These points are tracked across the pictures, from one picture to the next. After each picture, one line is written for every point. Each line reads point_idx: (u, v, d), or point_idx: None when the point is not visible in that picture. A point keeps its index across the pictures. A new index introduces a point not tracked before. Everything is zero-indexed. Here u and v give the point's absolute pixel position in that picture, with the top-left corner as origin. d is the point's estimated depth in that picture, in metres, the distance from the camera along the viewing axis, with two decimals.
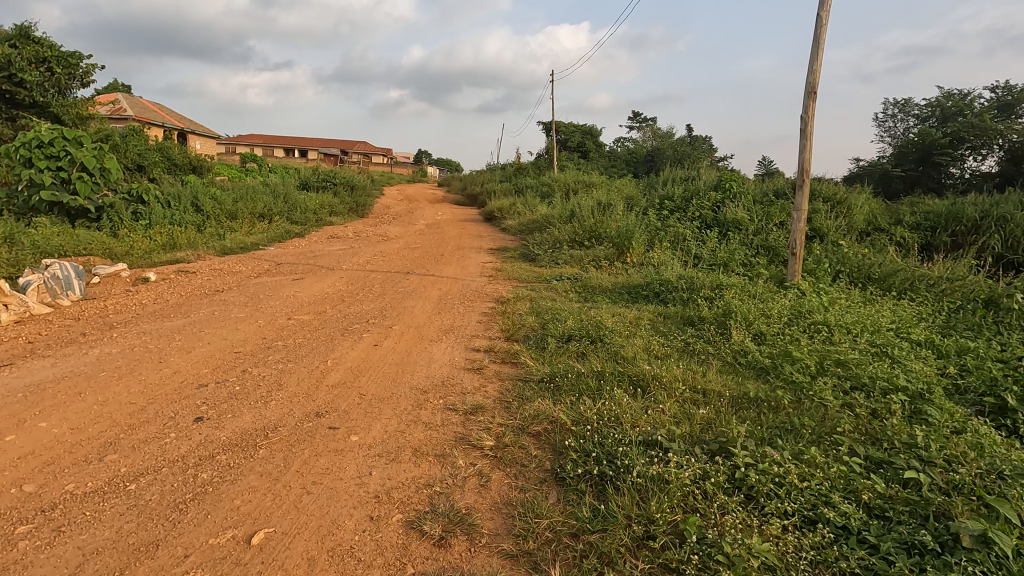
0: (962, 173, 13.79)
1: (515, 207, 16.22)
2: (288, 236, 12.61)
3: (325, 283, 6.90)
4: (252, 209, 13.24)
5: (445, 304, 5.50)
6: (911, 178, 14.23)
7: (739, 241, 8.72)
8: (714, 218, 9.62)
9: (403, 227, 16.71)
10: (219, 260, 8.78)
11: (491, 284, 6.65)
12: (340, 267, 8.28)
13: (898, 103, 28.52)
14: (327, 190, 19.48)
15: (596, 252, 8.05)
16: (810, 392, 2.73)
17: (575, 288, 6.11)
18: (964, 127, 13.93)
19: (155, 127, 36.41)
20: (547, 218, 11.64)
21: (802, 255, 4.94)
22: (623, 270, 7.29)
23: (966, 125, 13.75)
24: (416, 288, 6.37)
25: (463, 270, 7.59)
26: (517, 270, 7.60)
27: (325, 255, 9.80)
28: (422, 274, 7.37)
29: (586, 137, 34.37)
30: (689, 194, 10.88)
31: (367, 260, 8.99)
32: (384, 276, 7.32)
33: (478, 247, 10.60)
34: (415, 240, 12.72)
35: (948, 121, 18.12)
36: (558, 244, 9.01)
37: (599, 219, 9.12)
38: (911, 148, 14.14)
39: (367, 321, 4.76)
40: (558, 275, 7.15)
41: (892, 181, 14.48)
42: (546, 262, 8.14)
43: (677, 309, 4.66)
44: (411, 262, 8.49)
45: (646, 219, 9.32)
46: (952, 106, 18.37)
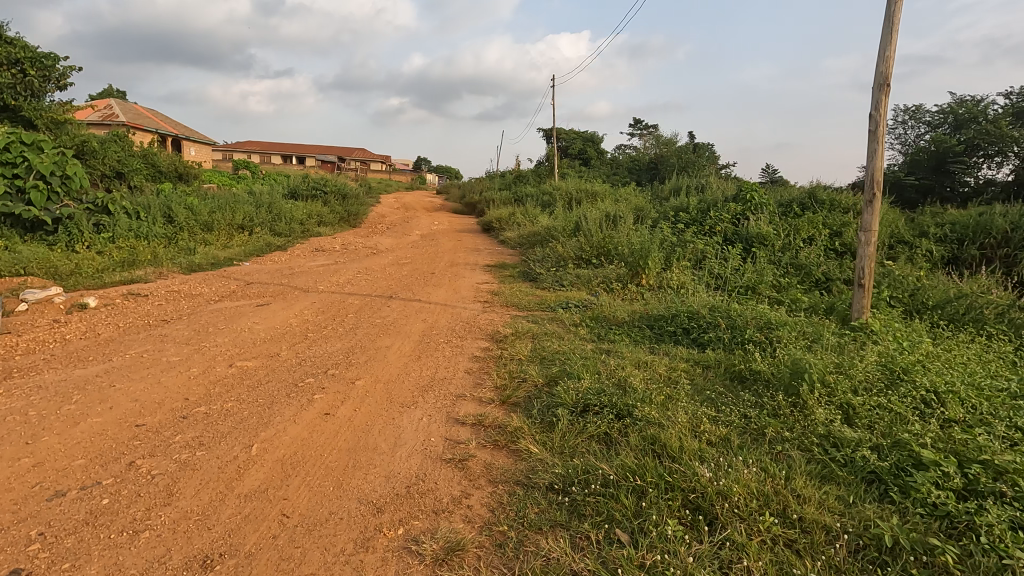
0: (976, 182, 12.75)
1: (514, 217, 15.28)
2: (268, 249, 11.67)
3: (292, 310, 5.92)
4: (232, 220, 12.33)
5: (428, 341, 4.53)
6: (924, 187, 13.15)
7: (766, 259, 7.76)
8: (734, 232, 8.67)
9: (396, 239, 15.75)
10: (182, 280, 7.82)
11: (486, 312, 5.68)
12: (315, 289, 7.31)
13: (908, 110, 27.77)
14: (317, 198, 18.56)
15: (606, 271, 7.10)
16: (974, 537, 1.74)
17: (585, 318, 5.14)
18: (979, 133, 12.97)
19: (147, 134, 35.60)
20: (549, 231, 10.69)
21: (870, 287, 3.96)
22: (639, 295, 6.32)
23: (981, 132, 12.81)
24: (398, 318, 5.41)
25: (454, 293, 6.63)
26: (517, 294, 6.64)
27: (304, 273, 8.84)
28: (408, 298, 6.42)
29: (587, 144, 33.52)
30: (706, 204, 9.92)
31: (349, 279, 8.02)
32: (363, 301, 6.37)
33: (473, 263, 9.64)
34: (406, 254, 11.75)
35: (962, 128, 17.32)
36: (562, 261, 8.05)
37: (608, 233, 8.18)
38: (923, 155, 13.16)
39: (328, 368, 3.77)
40: (564, 299, 6.21)
41: (904, 190, 13.56)
42: (550, 283, 7.19)
43: (721, 357, 3.68)
44: (399, 282, 7.56)
45: (660, 233, 8.35)
46: (966, 113, 17.59)
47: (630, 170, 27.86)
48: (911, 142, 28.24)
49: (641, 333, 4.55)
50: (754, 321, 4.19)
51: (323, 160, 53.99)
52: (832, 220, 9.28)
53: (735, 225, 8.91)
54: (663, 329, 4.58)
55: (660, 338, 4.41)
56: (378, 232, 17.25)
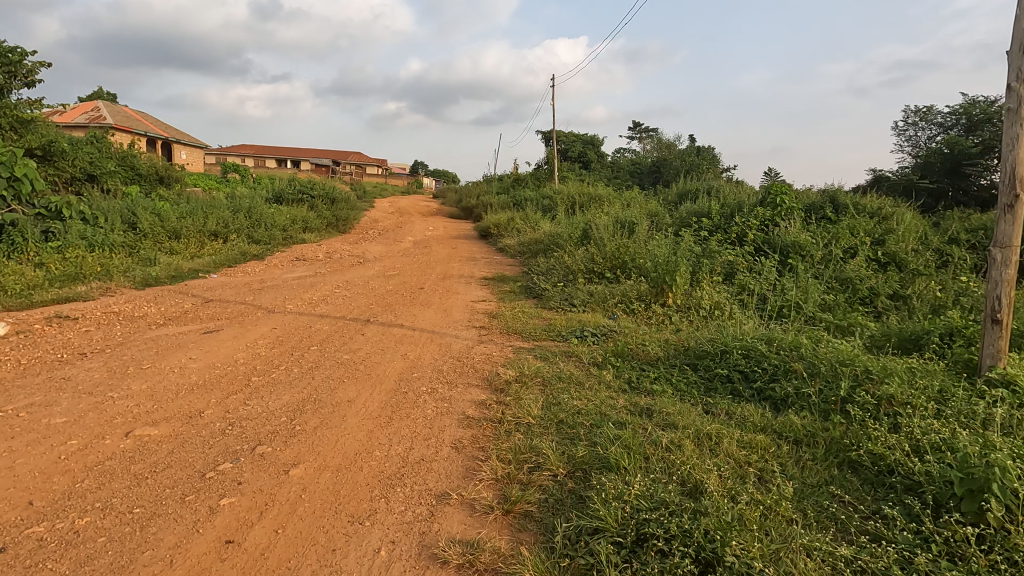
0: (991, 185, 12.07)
1: (514, 222, 14.23)
2: (243, 259, 10.59)
3: (244, 341, 4.82)
4: (204, 227, 11.23)
5: (405, 390, 3.44)
6: (936, 191, 12.58)
7: (806, 271, 6.72)
8: (764, 240, 7.60)
9: (386, 246, 14.66)
10: (129, 298, 6.71)
11: (481, 343, 4.60)
12: (282, 310, 6.21)
13: (919, 111, 26.87)
14: (304, 202, 17.46)
15: (624, 288, 6.04)
16: None
17: (607, 353, 4.07)
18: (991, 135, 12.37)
19: (134, 136, 34.46)
20: (553, 238, 9.63)
21: (1006, 325, 2.89)
22: (665, 319, 5.27)
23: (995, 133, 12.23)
24: (373, 352, 4.32)
25: (444, 316, 5.55)
26: (518, 316, 5.56)
27: (275, 288, 7.73)
28: (389, 322, 5.34)
29: (587, 147, 32.52)
30: (730, 208, 8.88)
31: (325, 296, 6.92)
32: (334, 326, 5.27)
33: (468, 276, 8.58)
34: (395, 264, 10.66)
35: (977, 130, 16.52)
36: (570, 275, 6.98)
37: (624, 242, 7.13)
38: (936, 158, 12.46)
39: (259, 441, 2.68)
40: (577, 324, 5.14)
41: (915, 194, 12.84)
42: (558, 301, 6.13)
43: (814, 425, 2.63)
44: (382, 301, 6.47)
45: (682, 241, 7.31)
46: (981, 113, 16.77)
47: (631, 173, 26.88)
48: (922, 144, 27.37)
49: (686, 379, 3.49)
50: (840, 362, 3.14)
51: (317, 164, 52.89)
52: (871, 228, 8.29)
53: (764, 232, 7.87)
54: (713, 373, 3.52)
55: (712, 389, 3.36)
56: (368, 239, 16.17)
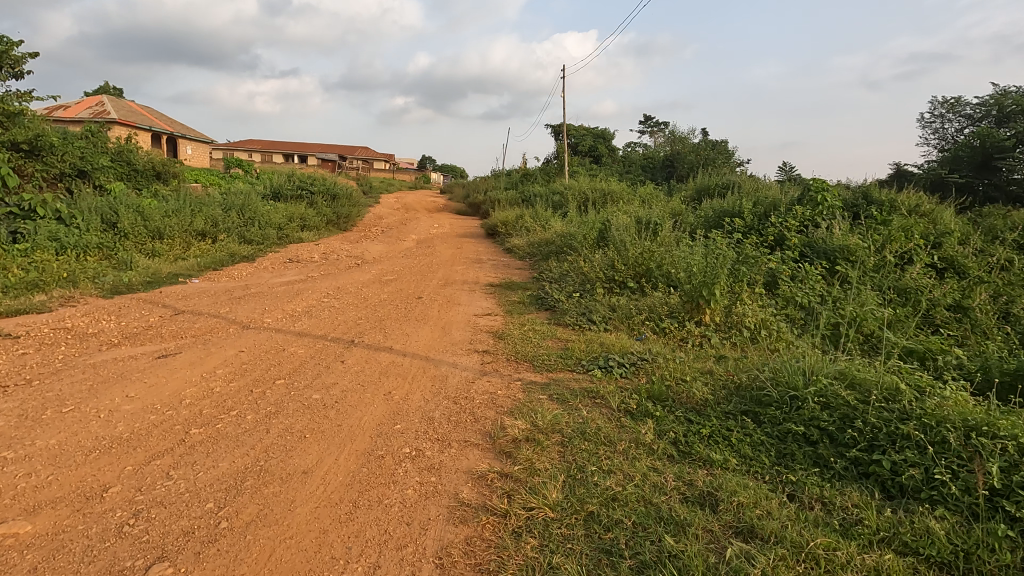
0: None
1: (522, 220, 13.39)
2: (231, 262, 9.84)
3: (200, 369, 4.02)
4: (191, 226, 10.49)
5: (382, 453, 2.63)
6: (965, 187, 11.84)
7: (858, 280, 5.85)
8: (805, 243, 6.74)
9: (388, 246, 13.88)
10: (89, 310, 5.95)
11: (485, 375, 3.78)
12: (258, 325, 5.43)
13: (946, 101, 25.67)
14: (303, 199, 16.68)
15: (651, 301, 5.21)
16: None
17: (641, 393, 3.25)
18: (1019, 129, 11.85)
19: (137, 131, 33.95)
20: (566, 238, 8.79)
21: None
22: (704, 343, 4.43)
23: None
24: (351, 388, 3.52)
25: (441, 337, 4.72)
26: (528, 336, 4.73)
27: (257, 296, 6.95)
28: (375, 344, 4.53)
29: (598, 140, 31.53)
30: (763, 207, 8.00)
31: (310, 308, 6.13)
32: (310, 349, 4.47)
33: (471, 281, 7.78)
34: (395, 266, 9.85)
35: (1012, 120, 15.53)
36: (587, 284, 6.15)
37: (648, 245, 6.29)
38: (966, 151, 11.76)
39: (164, 552, 1.90)
40: (599, 347, 4.32)
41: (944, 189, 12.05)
42: (574, 316, 5.30)
43: (964, 539, 1.81)
44: (372, 315, 5.67)
45: (714, 244, 6.45)
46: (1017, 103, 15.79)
47: (644, 168, 25.94)
48: (950, 137, 26.20)
49: (749, 438, 2.68)
50: (969, 427, 2.31)
51: (324, 159, 52.25)
52: (924, 228, 7.38)
53: (805, 234, 6.99)
54: (784, 429, 2.71)
55: (787, 456, 2.54)
56: (370, 238, 15.39)
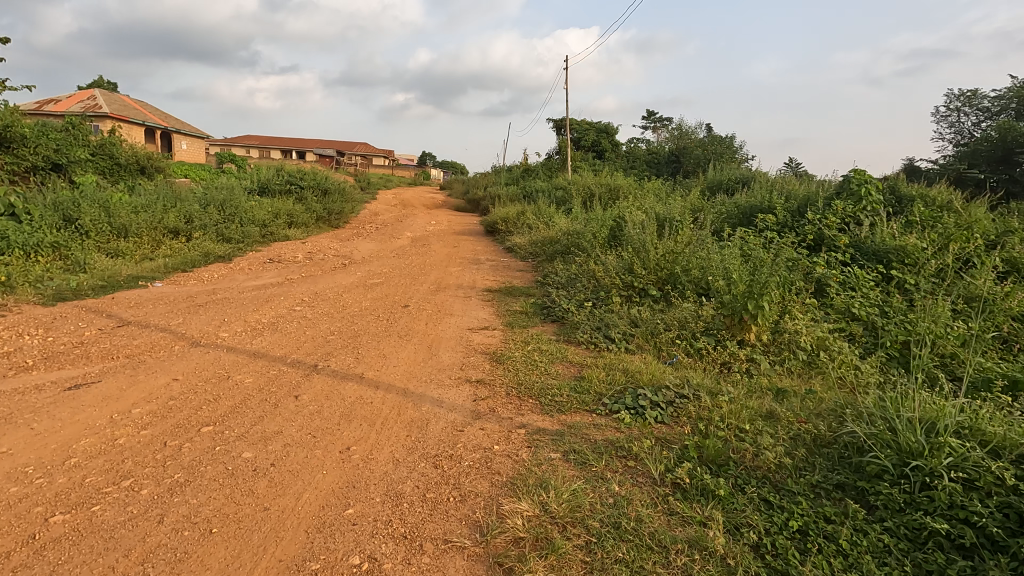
0: None
1: (524, 217, 12.50)
2: (205, 264, 8.95)
3: (112, 407, 3.12)
4: (162, 223, 9.58)
5: (321, 567, 1.77)
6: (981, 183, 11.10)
7: (921, 288, 4.97)
8: (851, 243, 5.85)
9: (380, 244, 12.99)
10: (16, 322, 5.06)
11: (479, 419, 2.90)
12: (208, 342, 4.53)
13: (963, 94, 24.73)
14: (292, 194, 15.76)
15: (681, 313, 4.34)
16: None
17: (692, 453, 2.39)
18: None
19: (129, 125, 33.01)
20: (574, 238, 7.89)
21: None
22: (753, 372, 3.56)
23: None
24: (296, 440, 2.62)
25: (424, 360, 3.82)
26: (533, 359, 3.84)
27: (222, 303, 6.06)
28: (343, 370, 3.63)
29: (601, 134, 30.54)
30: (797, 202, 7.08)
31: (278, 320, 5.23)
32: (260, 377, 3.56)
33: (467, 286, 6.90)
34: (384, 267, 8.96)
35: None
36: (601, 292, 5.27)
37: (672, 247, 5.41)
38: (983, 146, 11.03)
39: None
40: (622, 376, 3.46)
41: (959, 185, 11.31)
42: (588, 332, 4.43)
43: None
44: (347, 330, 4.76)
45: (749, 244, 5.55)
46: None
47: (648, 162, 25.02)
48: (967, 130, 25.24)
49: (867, 542, 1.84)
50: None
51: (321, 154, 51.28)
52: (986, 222, 6.44)
53: (849, 233, 6.08)
54: (916, 528, 1.87)
55: None
56: (362, 235, 14.49)
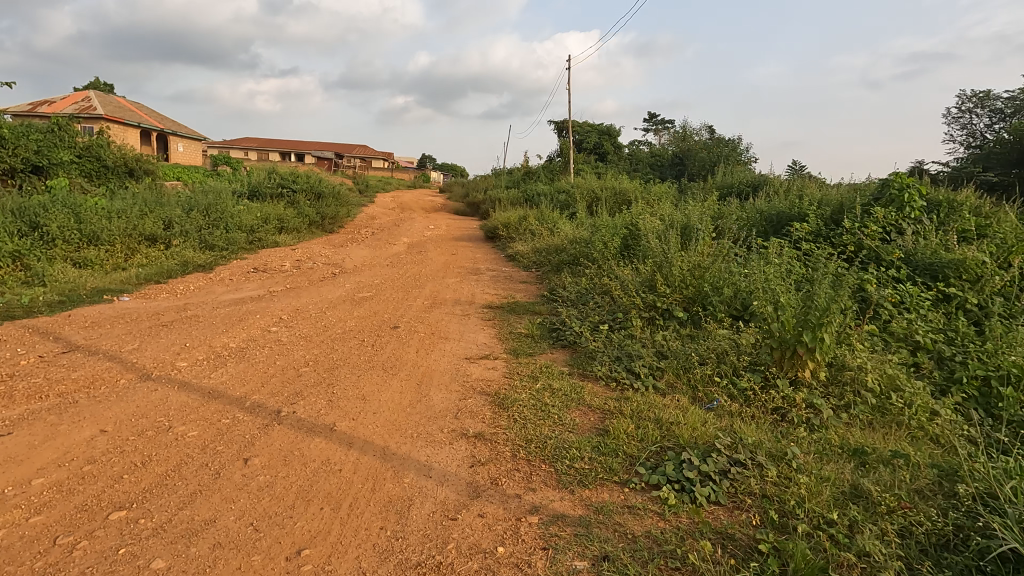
0: None
1: (526, 222, 11.83)
2: (183, 274, 8.27)
3: (9, 477, 2.43)
4: (138, 229, 8.89)
5: None
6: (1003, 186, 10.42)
7: (991, 311, 4.28)
8: (899, 256, 5.16)
9: (375, 251, 12.32)
10: None
11: (478, 498, 2.22)
12: (160, 375, 3.84)
13: (975, 94, 24.08)
14: (284, 198, 15.08)
15: (718, 343, 3.67)
16: None
17: (773, 569, 1.74)
18: None
19: (123, 127, 32.38)
20: (583, 247, 7.21)
21: None
22: (815, 424, 2.90)
23: None
24: (230, 537, 1.95)
25: (411, 405, 3.14)
26: (544, 403, 3.16)
27: (189, 323, 5.37)
28: (312, 420, 2.95)
29: (603, 136, 29.88)
30: (830, 208, 6.40)
31: (247, 346, 4.54)
32: (207, 429, 2.88)
33: (465, 301, 6.23)
34: (376, 278, 8.28)
35: None
36: (619, 314, 4.59)
37: (699, 262, 4.74)
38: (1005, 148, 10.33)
39: None
40: (656, 428, 2.79)
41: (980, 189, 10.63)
42: (606, 365, 3.76)
43: None
44: (326, 359, 4.08)
45: (786, 257, 4.87)
46: None
47: (652, 165, 24.40)
48: (979, 132, 24.62)
49: None
50: None
51: (319, 156, 50.64)
52: None
53: (894, 243, 5.41)
54: None
55: None
56: (356, 241, 13.81)
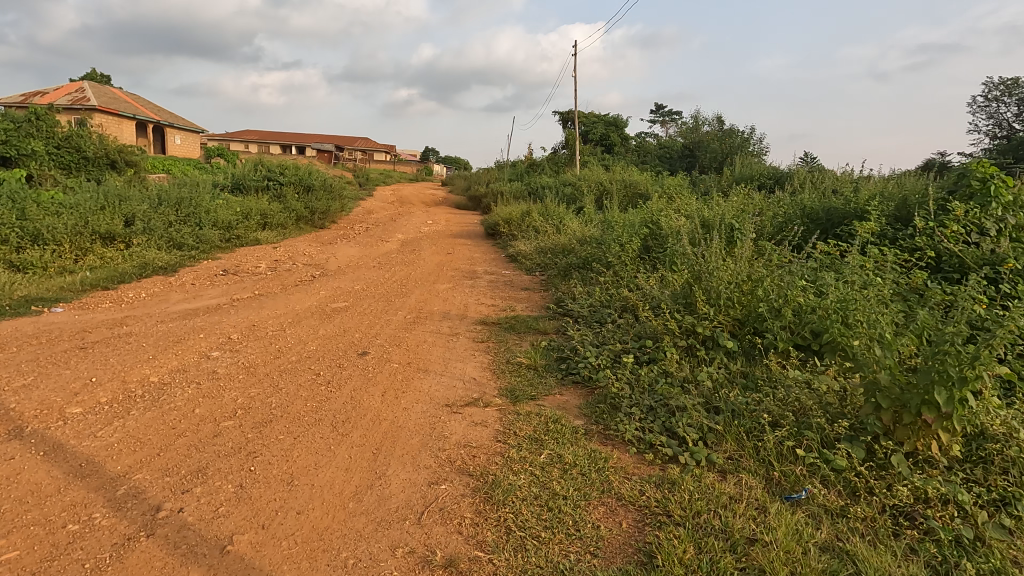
0: None
1: (529, 218, 10.84)
2: (139, 279, 7.27)
3: None
4: (92, 227, 7.89)
5: None
6: None
7: None
8: (999, 265, 4.08)
9: (366, 248, 11.32)
10: None
11: None
12: (31, 432, 2.84)
13: (1004, 82, 22.84)
14: (270, 190, 14.08)
15: (791, 393, 2.66)
16: None
17: None
18: None
19: (117, 118, 31.48)
20: (596, 249, 6.17)
21: None
22: (966, 541, 1.90)
23: None
24: None
25: (356, 497, 2.13)
26: (553, 494, 2.15)
27: (115, 346, 4.36)
28: (200, 529, 1.94)
29: (611, 127, 28.75)
30: (894, 204, 5.32)
31: (170, 384, 3.53)
32: (34, 546, 1.87)
33: (456, 314, 5.23)
34: (359, 282, 7.27)
35: None
36: (647, 342, 3.56)
37: (750, 274, 3.72)
38: None
39: None
40: (728, 553, 1.79)
41: None
42: (637, 421, 2.75)
43: None
44: (260, 407, 3.06)
45: (859, 265, 3.83)
46: None
47: (661, 157, 23.32)
48: (1007, 122, 23.37)
49: None
50: None
51: (320, 150, 49.58)
52: None
53: (986, 248, 4.33)
54: None
55: None
56: (347, 237, 12.83)
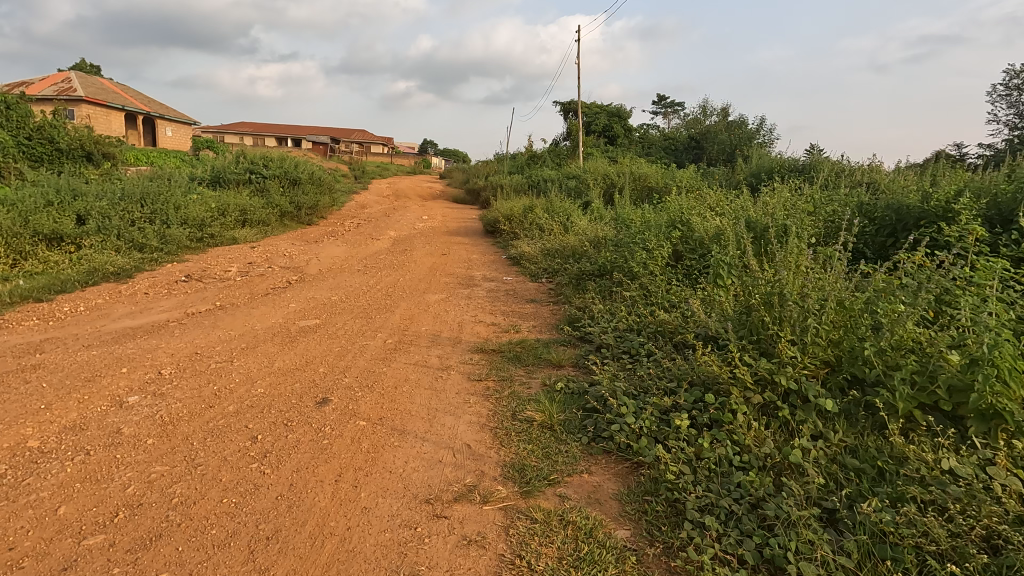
0: None
1: (533, 215, 9.87)
2: (85, 288, 6.30)
3: None
4: (33, 228, 6.91)
5: None
6: None
7: None
8: None
9: (353, 247, 10.36)
10: None
11: None
12: None
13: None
14: (252, 183, 13.07)
15: (961, 509, 1.71)
16: None
17: None
18: None
19: (103, 109, 30.35)
20: (615, 255, 5.18)
21: None
22: None
23: None
24: None
25: None
26: None
27: (7, 386, 3.39)
28: None
29: (614, 118, 27.70)
30: (985, 201, 4.32)
31: (49, 454, 2.56)
32: None
33: (447, 336, 4.28)
34: (339, 291, 6.30)
35: None
36: (705, 396, 2.60)
37: (841, 299, 2.74)
38: None
39: None
40: None
41: None
42: (716, 546, 1.81)
43: None
44: (155, 505, 2.09)
45: (982, 286, 2.86)
46: None
47: (667, 149, 22.31)
48: None
49: None
50: None
51: (316, 141, 48.36)
52: None
53: None
54: None
55: None
56: (335, 235, 11.85)
